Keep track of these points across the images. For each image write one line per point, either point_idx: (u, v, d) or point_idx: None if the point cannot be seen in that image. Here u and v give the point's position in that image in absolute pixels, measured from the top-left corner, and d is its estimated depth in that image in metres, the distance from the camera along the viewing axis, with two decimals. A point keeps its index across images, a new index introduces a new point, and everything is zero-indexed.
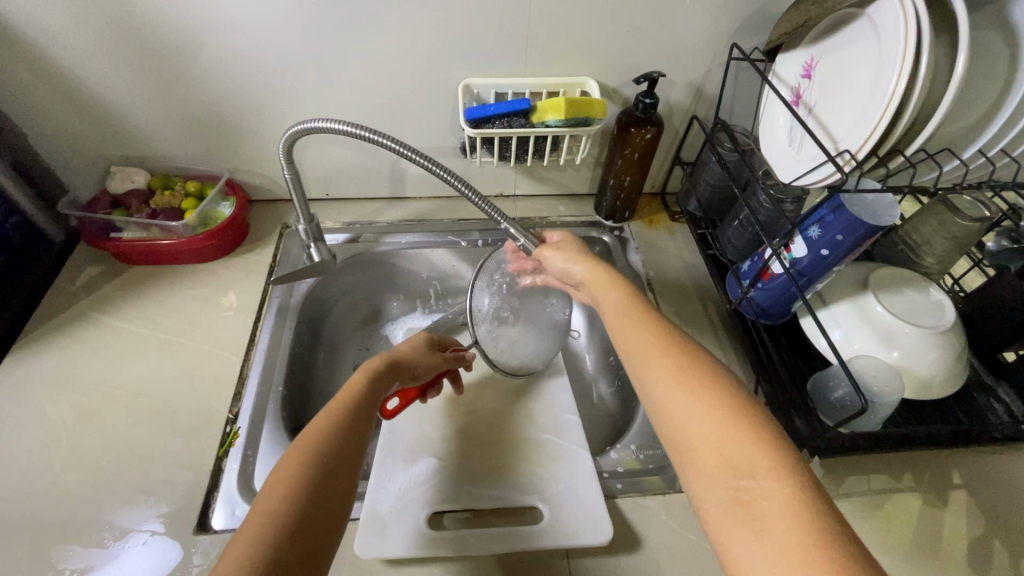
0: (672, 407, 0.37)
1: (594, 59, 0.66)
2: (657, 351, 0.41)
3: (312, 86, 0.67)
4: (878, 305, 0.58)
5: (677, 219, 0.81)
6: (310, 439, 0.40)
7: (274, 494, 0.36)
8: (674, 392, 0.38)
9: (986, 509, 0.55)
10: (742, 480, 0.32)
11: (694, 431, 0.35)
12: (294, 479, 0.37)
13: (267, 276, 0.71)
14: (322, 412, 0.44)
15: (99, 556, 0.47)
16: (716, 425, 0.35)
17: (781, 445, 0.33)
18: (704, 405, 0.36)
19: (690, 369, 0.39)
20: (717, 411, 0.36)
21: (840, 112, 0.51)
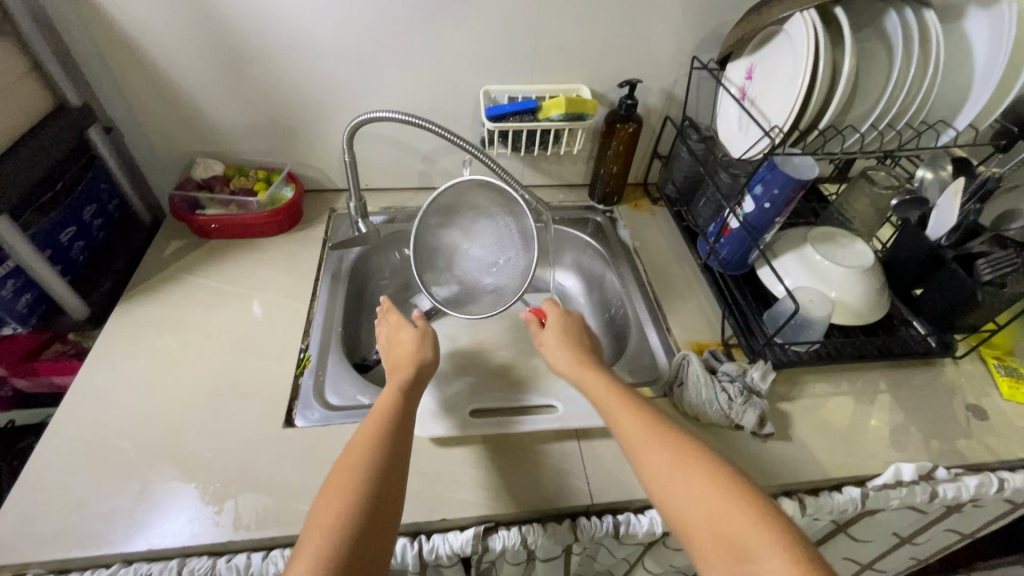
0: (681, 493, 0.48)
1: (586, 70, 0.84)
2: (662, 445, 0.52)
3: (361, 92, 0.84)
4: (814, 252, 0.74)
5: (658, 203, 0.97)
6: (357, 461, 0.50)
7: (339, 508, 0.46)
8: (682, 483, 0.49)
9: (905, 406, 0.69)
10: (750, 563, 0.42)
11: (701, 518, 0.46)
12: (348, 494, 0.47)
13: (322, 247, 0.86)
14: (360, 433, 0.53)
15: (158, 488, 0.57)
16: (729, 512, 0.46)
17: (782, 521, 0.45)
18: (711, 493, 0.47)
19: (699, 456, 0.51)
20: (729, 499, 0.47)
21: (772, 101, 0.69)
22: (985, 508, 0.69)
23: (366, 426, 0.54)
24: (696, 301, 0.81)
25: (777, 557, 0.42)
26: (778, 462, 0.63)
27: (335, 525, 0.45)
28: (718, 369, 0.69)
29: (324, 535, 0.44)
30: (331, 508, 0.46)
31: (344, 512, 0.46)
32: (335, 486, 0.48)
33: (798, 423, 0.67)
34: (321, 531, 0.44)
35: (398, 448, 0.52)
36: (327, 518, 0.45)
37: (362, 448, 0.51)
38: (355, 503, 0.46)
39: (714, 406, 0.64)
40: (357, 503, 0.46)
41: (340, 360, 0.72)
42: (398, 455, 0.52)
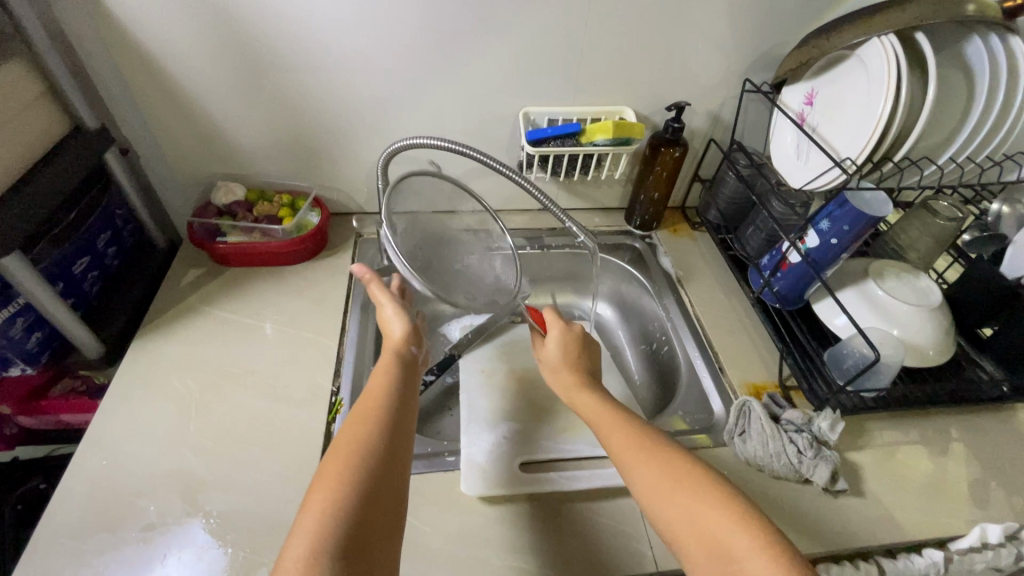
0: (671, 493, 0.47)
1: (631, 91, 0.80)
2: (639, 454, 0.51)
3: (392, 113, 0.79)
4: (878, 288, 0.69)
5: (698, 228, 0.93)
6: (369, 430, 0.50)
7: (343, 475, 0.45)
8: (664, 491, 0.47)
9: (982, 457, 0.64)
10: (735, 568, 0.41)
11: (686, 524, 0.45)
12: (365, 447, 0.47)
13: (349, 276, 0.81)
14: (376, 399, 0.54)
15: (175, 537, 0.53)
16: (717, 515, 0.44)
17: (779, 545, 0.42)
18: (703, 491, 0.46)
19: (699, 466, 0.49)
20: (714, 503, 0.45)
21: (840, 130, 0.64)
22: None
23: (361, 405, 0.53)
24: (748, 338, 0.76)
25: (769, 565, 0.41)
26: (853, 522, 0.58)
27: (340, 493, 0.43)
28: (780, 416, 0.64)
29: (322, 506, 0.42)
30: (335, 483, 0.44)
31: (348, 486, 0.44)
32: (337, 461, 0.46)
33: (871, 476, 0.62)
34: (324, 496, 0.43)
35: (398, 432, 0.51)
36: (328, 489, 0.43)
37: (361, 423, 0.50)
38: (354, 474, 0.45)
39: (780, 460, 0.59)
40: (361, 465, 0.46)
41: None
42: (401, 438, 0.51)
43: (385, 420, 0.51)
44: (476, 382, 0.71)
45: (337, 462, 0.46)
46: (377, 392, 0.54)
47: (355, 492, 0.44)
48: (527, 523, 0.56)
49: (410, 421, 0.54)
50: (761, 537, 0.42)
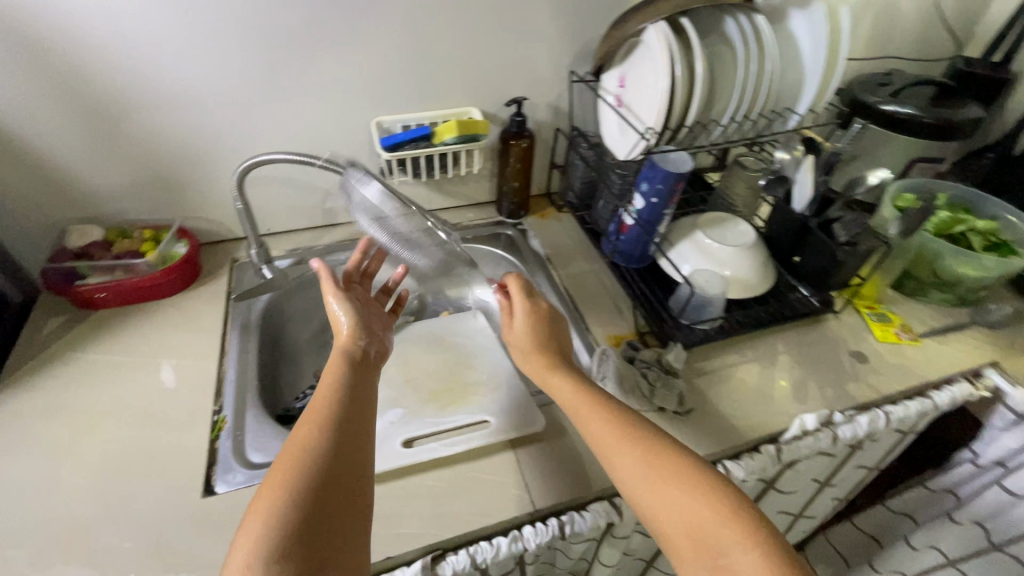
0: (654, 488, 0.49)
1: (475, 93, 0.87)
2: (621, 449, 0.52)
3: (247, 135, 0.81)
4: (704, 237, 0.80)
5: (563, 210, 1.01)
6: (314, 448, 0.47)
7: (289, 472, 0.44)
8: (642, 484, 0.50)
9: (802, 363, 0.76)
10: (720, 559, 0.44)
11: (672, 517, 0.47)
12: (311, 468, 0.45)
13: (227, 301, 0.81)
14: (324, 409, 0.51)
15: None
16: (693, 504, 0.47)
17: (752, 525, 0.45)
18: (680, 484, 0.48)
19: (668, 456, 0.51)
20: (691, 493, 0.48)
21: (641, 105, 0.75)
22: (881, 441, 0.77)
23: (308, 408, 0.51)
24: (610, 298, 0.85)
25: (745, 549, 0.44)
26: (701, 434, 0.66)
27: (281, 502, 0.42)
28: (636, 357, 0.72)
29: (263, 523, 0.41)
30: (270, 503, 0.42)
31: (290, 493, 0.43)
32: (277, 480, 0.44)
33: (714, 395, 0.71)
34: (276, 494, 0.43)
35: (351, 426, 0.50)
36: (270, 495, 0.43)
37: (305, 429, 0.48)
38: (297, 485, 0.44)
39: (634, 393, 0.68)
40: (301, 487, 0.44)
41: (261, 415, 0.69)
42: (357, 451, 0.49)
43: (332, 421, 0.49)
44: None
45: (279, 474, 0.45)
46: (322, 397, 0.52)
47: (296, 505, 0.42)
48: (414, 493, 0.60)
49: (365, 416, 0.52)
50: (734, 522, 0.45)
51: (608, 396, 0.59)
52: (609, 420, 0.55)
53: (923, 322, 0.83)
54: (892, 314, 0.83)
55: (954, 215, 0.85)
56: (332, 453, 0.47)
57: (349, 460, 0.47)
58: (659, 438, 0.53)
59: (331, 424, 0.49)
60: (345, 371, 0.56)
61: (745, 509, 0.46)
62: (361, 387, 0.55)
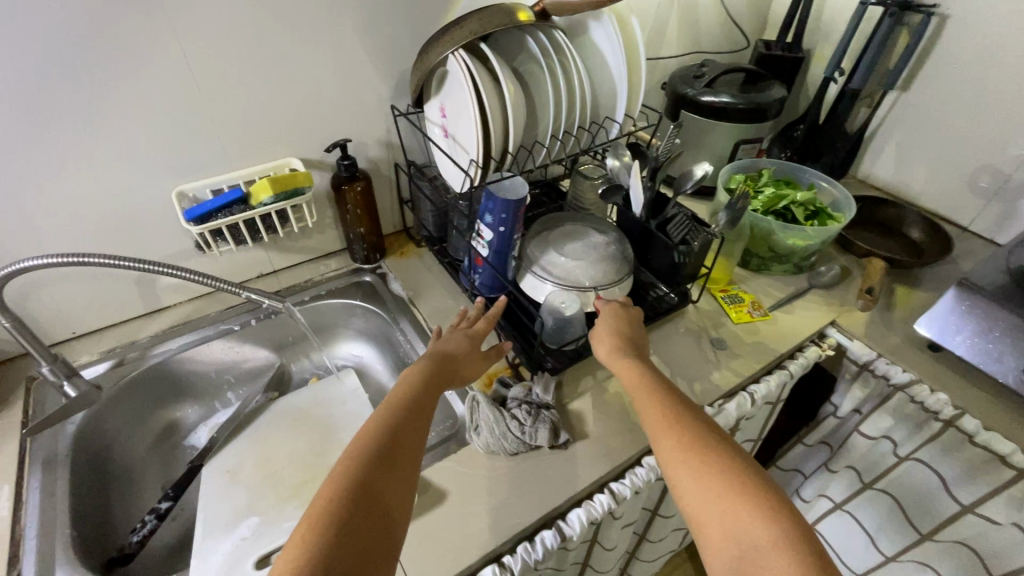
0: (696, 468, 0.49)
1: (292, 141, 0.79)
2: (673, 429, 0.53)
3: (7, 233, 0.66)
4: (557, 255, 0.78)
5: (422, 245, 0.97)
6: (372, 439, 0.49)
7: (348, 455, 0.47)
8: (691, 467, 0.49)
9: (671, 361, 0.77)
10: (746, 553, 0.43)
11: (708, 505, 0.46)
12: (364, 465, 0.46)
13: (22, 433, 0.67)
14: (391, 406, 0.53)
15: None
16: (733, 502, 0.46)
17: (788, 520, 0.44)
18: (721, 474, 0.48)
19: (711, 446, 0.51)
20: (728, 482, 0.47)
21: (463, 136, 0.72)
22: (754, 417, 0.81)
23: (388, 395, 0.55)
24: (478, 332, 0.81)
25: (778, 549, 0.42)
26: (581, 461, 0.65)
27: (338, 481, 0.44)
28: (507, 396, 0.69)
29: (320, 496, 0.43)
30: (332, 478, 0.44)
31: (344, 478, 0.44)
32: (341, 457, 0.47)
33: (589, 415, 0.70)
34: (337, 473, 0.45)
35: (408, 447, 0.50)
36: (335, 470, 0.45)
37: (379, 414, 0.52)
38: (355, 467, 0.45)
39: (506, 440, 0.64)
40: (354, 472, 0.45)
41: (77, 569, 0.56)
42: (409, 457, 0.49)
43: (398, 417, 0.52)
44: (217, 486, 0.66)
45: (345, 453, 0.47)
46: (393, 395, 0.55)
47: (346, 492, 0.44)
48: None
49: (425, 429, 0.53)
50: (765, 511, 0.44)
51: (674, 389, 0.59)
52: (664, 409, 0.55)
53: (770, 295, 0.88)
54: (742, 293, 0.88)
55: (776, 191, 0.91)
56: (386, 450, 0.48)
57: (400, 464, 0.48)
58: (715, 432, 0.53)
59: (396, 418, 0.52)
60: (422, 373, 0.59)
61: (791, 512, 0.45)
62: (422, 407, 0.55)
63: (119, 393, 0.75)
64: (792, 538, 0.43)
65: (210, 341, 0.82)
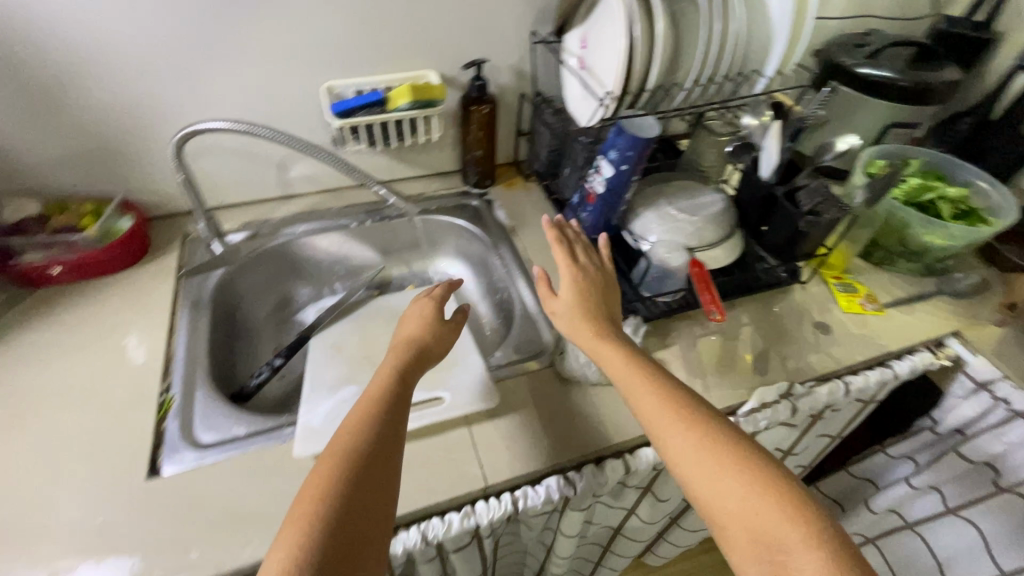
0: (709, 473, 0.46)
1: (432, 55, 0.82)
2: (678, 424, 0.49)
3: (187, 99, 0.75)
4: (670, 208, 0.79)
5: (531, 179, 0.98)
6: (352, 445, 0.47)
7: (328, 466, 0.45)
8: (704, 472, 0.46)
9: (766, 335, 0.75)
10: (778, 555, 0.41)
11: (732, 503, 0.44)
12: (340, 471, 0.44)
13: (177, 276, 0.79)
14: (362, 412, 0.51)
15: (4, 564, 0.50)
16: (755, 497, 0.44)
17: (810, 516, 0.42)
18: (736, 475, 0.45)
19: (722, 439, 0.48)
20: (747, 481, 0.45)
21: (600, 68, 0.71)
22: (842, 411, 0.77)
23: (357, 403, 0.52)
24: None
25: (811, 548, 0.40)
26: None
27: (321, 496, 0.43)
28: None
29: (304, 514, 0.42)
30: (310, 496, 0.43)
31: (328, 489, 0.43)
32: (318, 470, 0.45)
33: (673, 368, 0.70)
34: (318, 488, 0.43)
35: (386, 433, 0.49)
36: (316, 484, 0.44)
37: (350, 423, 0.49)
38: (337, 479, 0.44)
39: (590, 368, 0.66)
40: (339, 484, 0.44)
41: (210, 393, 0.67)
42: (390, 445, 0.48)
43: (376, 419, 0.50)
44: (323, 355, 0.74)
45: (323, 468, 0.45)
46: (363, 401, 0.52)
47: (336, 507, 0.42)
48: None
49: (402, 420, 0.52)
50: (788, 509, 0.42)
51: (669, 374, 0.55)
52: (661, 397, 0.52)
53: (890, 292, 0.82)
54: (858, 284, 0.82)
55: (923, 182, 0.84)
56: (372, 447, 0.47)
57: (383, 459, 0.47)
58: (721, 421, 0.50)
59: (369, 423, 0.49)
60: (390, 376, 0.55)
61: (808, 502, 0.43)
62: (400, 395, 0.53)
63: (252, 261, 0.85)
64: (819, 538, 0.41)
65: (331, 231, 0.90)
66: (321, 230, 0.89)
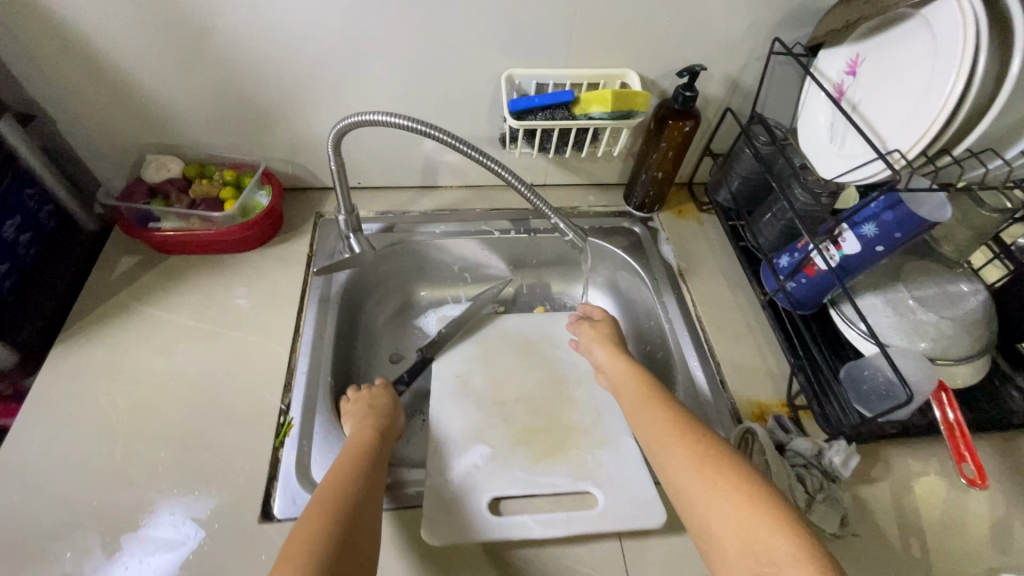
0: (700, 494, 0.43)
1: (637, 51, 0.66)
2: (675, 447, 0.47)
3: (349, 70, 0.65)
4: (907, 296, 0.61)
5: (706, 210, 0.82)
6: (327, 519, 0.42)
7: (308, 537, 0.40)
8: (697, 488, 0.44)
9: (1010, 492, 0.57)
10: (766, 566, 0.37)
11: (720, 519, 0.41)
12: (322, 534, 0.41)
13: (305, 268, 0.71)
14: (332, 481, 0.46)
15: None
16: (743, 513, 0.40)
17: (799, 529, 0.38)
18: (726, 489, 0.42)
19: (711, 457, 0.45)
20: (734, 496, 0.42)
21: (888, 115, 0.53)
22: None
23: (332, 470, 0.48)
24: (755, 345, 0.67)
25: (800, 557, 0.37)
26: (863, 570, 0.51)
27: (302, 558, 0.39)
28: (787, 446, 0.57)
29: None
30: (292, 562, 0.39)
31: (312, 560, 0.39)
32: (296, 534, 0.41)
33: (882, 514, 0.55)
34: (299, 553, 0.39)
35: (369, 487, 0.47)
36: (294, 553, 0.39)
37: (329, 490, 0.45)
38: (319, 549, 0.40)
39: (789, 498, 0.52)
40: (321, 553, 0.39)
41: (330, 420, 0.59)
42: (371, 503, 0.45)
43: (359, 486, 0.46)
44: (447, 391, 0.65)
45: (302, 536, 0.41)
46: (341, 464, 0.48)
47: (320, 568, 0.38)
48: (495, 571, 0.49)
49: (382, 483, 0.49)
50: (772, 515, 0.40)
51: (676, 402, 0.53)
52: (667, 420, 0.50)
53: None
54: None
55: None
56: (354, 512, 0.43)
57: (364, 520, 0.43)
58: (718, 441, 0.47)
59: (348, 492, 0.45)
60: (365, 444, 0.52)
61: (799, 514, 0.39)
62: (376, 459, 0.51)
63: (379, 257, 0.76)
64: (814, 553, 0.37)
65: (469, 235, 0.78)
66: (457, 231, 0.78)
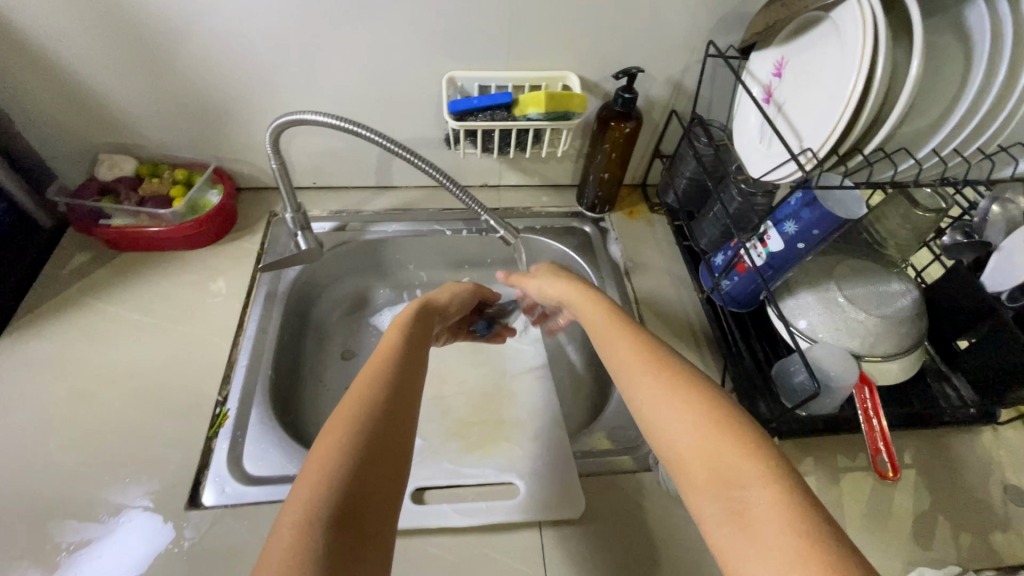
0: (665, 418, 0.40)
1: (577, 54, 0.68)
2: (643, 369, 0.44)
3: (296, 72, 0.67)
4: (839, 295, 0.60)
5: (657, 211, 0.83)
6: (350, 413, 0.39)
7: (331, 431, 0.38)
8: (667, 409, 0.41)
9: (935, 487, 0.58)
10: (735, 490, 0.34)
11: (689, 435, 0.38)
12: (355, 430, 0.38)
13: (255, 265, 0.72)
14: (357, 376, 0.44)
15: None
16: (701, 423, 0.39)
17: (766, 450, 0.36)
18: (696, 410, 0.40)
19: (680, 381, 0.42)
20: (703, 417, 0.39)
21: (805, 114, 0.54)
22: None
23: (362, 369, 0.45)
24: (694, 343, 0.68)
25: (764, 481, 0.34)
26: None
27: (326, 456, 0.36)
28: None
29: (315, 479, 0.35)
30: (319, 461, 0.36)
31: (337, 455, 0.36)
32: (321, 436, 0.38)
33: None
34: (318, 454, 0.36)
35: (405, 385, 0.44)
36: (317, 453, 0.37)
37: (362, 388, 0.42)
38: (350, 445, 0.37)
39: None
40: (350, 451, 0.36)
41: (267, 412, 0.60)
42: (405, 398, 0.43)
43: (389, 375, 0.44)
44: None
45: (328, 433, 0.38)
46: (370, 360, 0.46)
47: (347, 474, 0.35)
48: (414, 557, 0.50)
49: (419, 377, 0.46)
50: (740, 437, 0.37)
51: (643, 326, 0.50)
52: (633, 341, 0.47)
53: None
54: None
55: None
56: (385, 406, 0.41)
57: (396, 410, 0.41)
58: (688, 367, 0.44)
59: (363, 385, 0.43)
60: (398, 339, 0.49)
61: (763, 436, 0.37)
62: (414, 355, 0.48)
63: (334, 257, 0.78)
64: (779, 476, 0.34)
65: (423, 236, 0.80)
66: (411, 232, 0.80)
